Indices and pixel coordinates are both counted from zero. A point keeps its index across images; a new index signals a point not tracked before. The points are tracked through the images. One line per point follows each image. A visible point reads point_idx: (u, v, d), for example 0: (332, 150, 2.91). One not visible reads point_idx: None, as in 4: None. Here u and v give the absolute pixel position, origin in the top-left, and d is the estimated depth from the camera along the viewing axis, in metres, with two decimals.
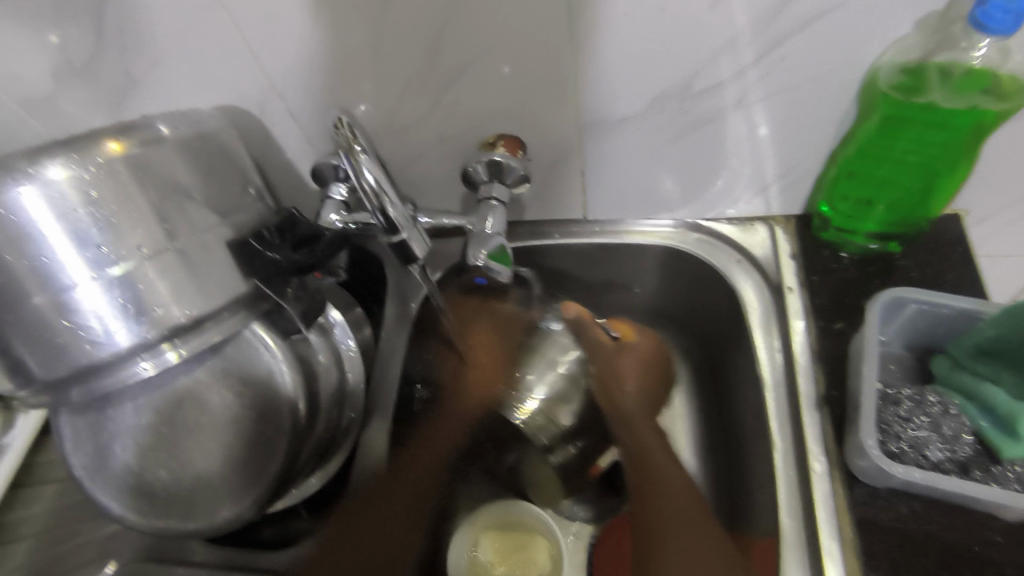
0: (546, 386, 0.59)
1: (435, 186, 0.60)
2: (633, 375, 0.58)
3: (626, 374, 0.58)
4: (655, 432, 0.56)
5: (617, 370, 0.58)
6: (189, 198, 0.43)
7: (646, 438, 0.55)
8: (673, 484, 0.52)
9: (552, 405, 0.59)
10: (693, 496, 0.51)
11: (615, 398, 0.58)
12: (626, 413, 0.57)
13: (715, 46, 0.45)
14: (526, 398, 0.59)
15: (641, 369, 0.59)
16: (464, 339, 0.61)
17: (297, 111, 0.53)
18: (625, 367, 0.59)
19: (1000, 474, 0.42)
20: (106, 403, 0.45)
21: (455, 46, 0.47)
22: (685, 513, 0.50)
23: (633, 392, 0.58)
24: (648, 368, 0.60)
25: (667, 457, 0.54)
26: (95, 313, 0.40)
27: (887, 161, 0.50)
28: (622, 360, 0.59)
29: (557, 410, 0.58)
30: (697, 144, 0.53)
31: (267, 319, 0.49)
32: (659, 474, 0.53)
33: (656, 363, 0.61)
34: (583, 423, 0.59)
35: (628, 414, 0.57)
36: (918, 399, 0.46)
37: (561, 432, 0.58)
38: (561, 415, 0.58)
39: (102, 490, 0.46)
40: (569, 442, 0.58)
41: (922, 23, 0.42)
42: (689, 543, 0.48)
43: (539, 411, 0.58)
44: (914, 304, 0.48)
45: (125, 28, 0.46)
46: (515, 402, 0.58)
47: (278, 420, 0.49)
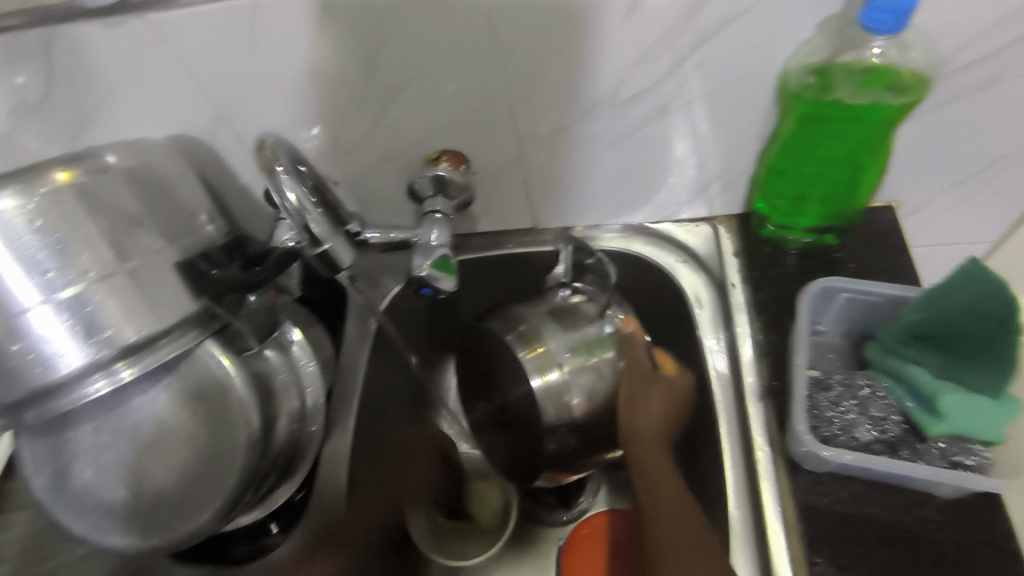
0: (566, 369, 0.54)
1: (388, 202, 0.62)
2: (660, 403, 0.52)
3: (655, 402, 0.52)
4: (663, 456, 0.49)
5: (648, 391, 0.53)
6: (136, 223, 0.45)
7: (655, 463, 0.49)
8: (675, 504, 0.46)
9: (571, 388, 0.54)
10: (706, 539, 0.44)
11: (636, 413, 0.52)
12: (640, 433, 0.51)
13: (635, 55, 0.47)
14: (547, 369, 0.54)
15: (668, 398, 0.53)
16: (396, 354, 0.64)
17: (247, 137, 0.55)
18: (656, 390, 0.53)
19: (925, 451, 0.44)
20: (66, 424, 0.47)
21: (391, 68, 0.49)
22: (684, 539, 0.44)
23: (656, 415, 0.52)
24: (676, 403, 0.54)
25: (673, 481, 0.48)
26: (46, 336, 0.42)
27: (811, 157, 0.52)
28: (661, 385, 0.53)
29: (572, 402, 0.54)
30: (634, 148, 0.56)
31: (222, 337, 0.50)
32: (668, 502, 0.46)
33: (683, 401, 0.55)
34: (590, 421, 0.54)
35: (642, 433, 0.51)
36: (848, 383, 0.47)
37: (568, 421, 0.54)
38: (578, 398, 0.54)
39: (65, 509, 0.48)
40: (568, 434, 0.54)
41: (824, 26, 0.44)
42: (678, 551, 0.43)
43: (553, 390, 0.53)
44: (843, 293, 0.51)
45: (73, 67, 0.48)
46: (540, 367, 0.54)
47: (232, 434, 0.50)
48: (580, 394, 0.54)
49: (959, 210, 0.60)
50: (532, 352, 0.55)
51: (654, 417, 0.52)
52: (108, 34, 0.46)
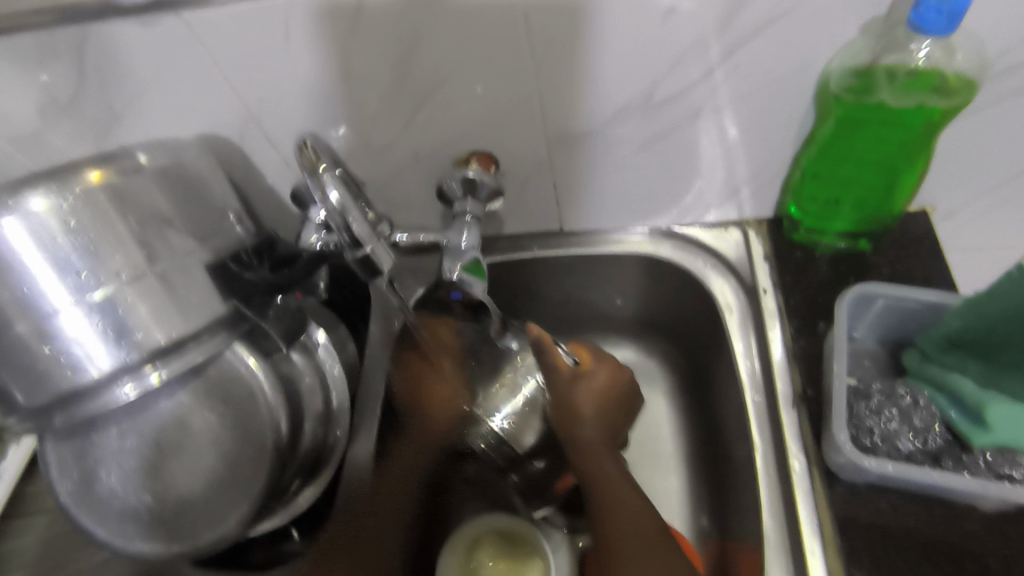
0: (512, 414, 0.57)
1: (415, 205, 0.61)
2: (590, 409, 0.56)
3: (584, 412, 0.56)
4: (611, 458, 0.55)
5: (574, 399, 0.56)
6: (167, 223, 0.44)
7: (603, 465, 0.54)
8: (632, 504, 0.52)
9: (518, 428, 0.57)
10: (659, 530, 0.51)
11: (570, 423, 0.55)
12: (579, 442, 0.55)
13: (673, 57, 0.46)
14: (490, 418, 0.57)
15: (599, 402, 0.57)
16: (435, 353, 0.60)
17: (274, 137, 0.54)
18: (580, 396, 0.56)
19: (970, 462, 0.43)
20: (92, 428, 0.46)
21: (424, 68, 0.48)
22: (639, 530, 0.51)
23: (588, 421, 0.56)
24: (604, 397, 0.58)
25: (625, 486, 0.53)
26: (77, 338, 0.41)
27: (848, 160, 0.51)
28: (585, 391, 0.57)
29: (522, 437, 0.57)
30: (664, 152, 0.55)
31: (250, 339, 0.51)
32: (618, 505, 0.52)
33: (612, 392, 0.59)
34: (547, 444, 0.57)
35: (586, 445, 0.55)
36: (888, 392, 0.46)
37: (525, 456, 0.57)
38: (524, 435, 0.57)
39: (88, 515, 0.46)
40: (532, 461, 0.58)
41: (868, 27, 0.43)
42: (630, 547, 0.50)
43: (504, 436, 0.57)
44: (882, 299, 0.50)
45: (104, 65, 0.47)
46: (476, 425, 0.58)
47: (262, 438, 0.50)
48: (524, 434, 0.57)
49: (994, 216, 0.59)
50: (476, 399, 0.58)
51: (592, 428, 0.55)
52: (140, 32, 0.46)
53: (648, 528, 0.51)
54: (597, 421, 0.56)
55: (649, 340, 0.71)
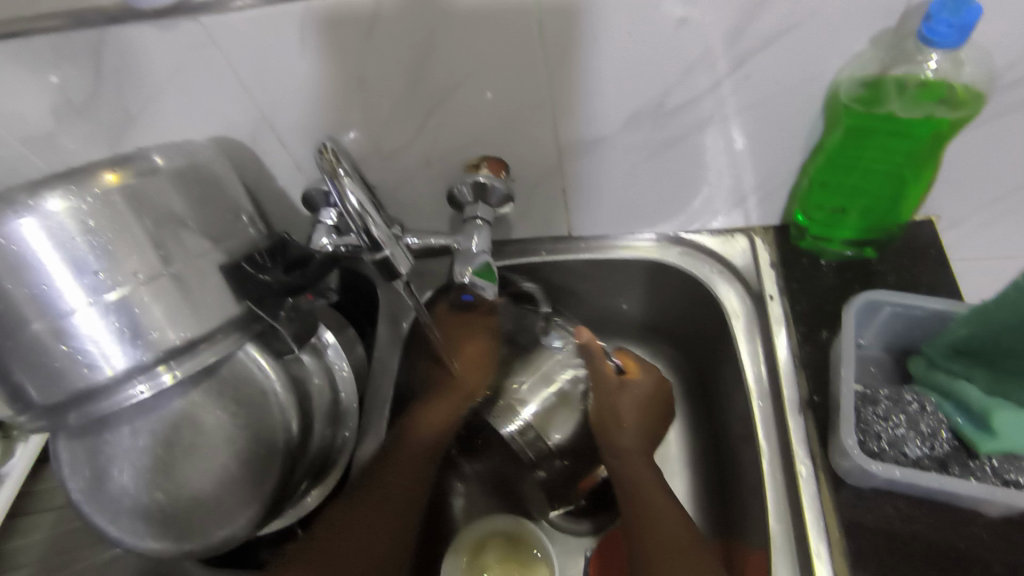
0: (542, 407, 0.56)
1: (424, 208, 0.62)
2: (632, 416, 0.56)
3: (627, 418, 0.56)
4: (649, 466, 0.54)
5: (617, 406, 0.56)
6: (182, 225, 0.45)
7: (641, 472, 0.54)
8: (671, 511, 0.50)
9: (549, 421, 0.56)
10: (691, 535, 0.49)
11: (612, 432, 0.56)
12: (620, 445, 0.55)
13: (684, 65, 0.47)
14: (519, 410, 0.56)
15: (641, 409, 0.57)
16: (449, 352, 0.60)
17: (287, 139, 0.55)
18: (623, 405, 0.56)
19: (977, 468, 0.43)
20: (104, 427, 0.46)
21: (438, 74, 0.49)
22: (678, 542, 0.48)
23: (632, 431, 0.56)
24: (648, 409, 0.57)
25: (656, 491, 0.52)
26: (92, 338, 0.42)
27: (856, 169, 0.51)
28: (629, 397, 0.57)
29: (549, 430, 0.56)
30: (673, 160, 0.55)
31: (262, 341, 0.52)
32: (655, 511, 0.50)
33: (656, 402, 0.58)
34: (573, 444, 0.57)
35: (624, 451, 0.55)
36: (895, 398, 0.47)
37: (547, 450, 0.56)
38: (553, 429, 0.56)
39: (101, 513, 0.47)
40: (556, 458, 0.56)
41: (878, 39, 0.44)
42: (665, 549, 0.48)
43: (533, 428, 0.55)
44: (888, 307, 0.50)
45: (121, 67, 0.48)
46: (505, 413, 0.56)
47: (272, 439, 0.51)
48: (553, 427, 0.56)
49: (999, 225, 0.60)
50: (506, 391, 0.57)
51: (632, 431, 0.56)
52: (157, 36, 0.46)
53: (681, 533, 0.48)
54: (638, 426, 0.56)
55: (655, 344, 0.72)
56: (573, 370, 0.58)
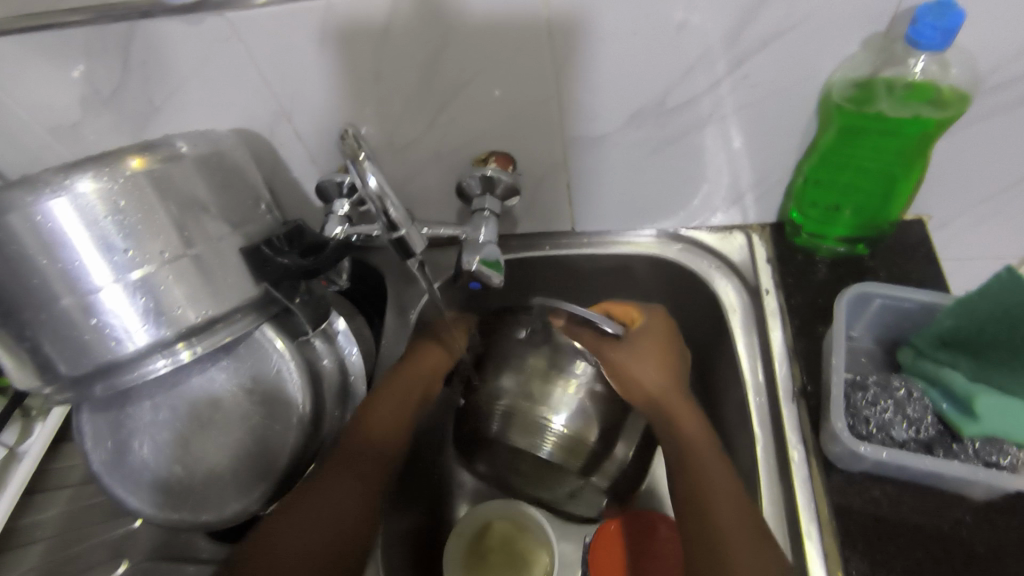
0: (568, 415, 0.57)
1: (434, 201, 0.64)
2: (648, 362, 0.56)
3: (651, 361, 0.56)
4: (695, 424, 0.53)
5: (625, 354, 0.57)
6: (205, 210, 0.47)
7: (693, 435, 0.52)
8: (727, 491, 0.47)
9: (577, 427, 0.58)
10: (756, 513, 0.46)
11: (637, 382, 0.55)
12: (665, 403, 0.54)
13: (684, 66, 0.49)
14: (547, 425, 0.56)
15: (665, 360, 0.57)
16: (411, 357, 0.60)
17: (304, 133, 0.57)
18: (632, 355, 0.56)
19: (960, 451, 0.45)
20: (126, 401, 0.49)
21: (449, 70, 0.51)
22: (743, 525, 0.45)
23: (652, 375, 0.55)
24: (661, 353, 0.57)
25: (723, 472, 0.49)
26: (117, 313, 0.44)
27: (848, 168, 0.54)
28: (636, 347, 0.57)
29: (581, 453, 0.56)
30: (674, 157, 0.58)
31: (277, 322, 0.53)
32: (716, 505, 0.47)
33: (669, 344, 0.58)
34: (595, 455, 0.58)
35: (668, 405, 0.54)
36: (884, 384, 0.48)
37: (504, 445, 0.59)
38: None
39: (118, 486, 0.49)
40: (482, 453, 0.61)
41: (869, 42, 0.46)
42: (721, 498, 0.47)
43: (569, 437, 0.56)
44: (878, 299, 0.52)
45: (148, 59, 0.50)
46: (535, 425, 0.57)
47: (286, 416, 0.51)
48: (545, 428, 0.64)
49: (987, 225, 0.62)
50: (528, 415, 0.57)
51: (648, 376, 0.55)
52: (184, 30, 0.48)
53: (743, 500, 0.47)
54: (655, 373, 0.56)
55: None
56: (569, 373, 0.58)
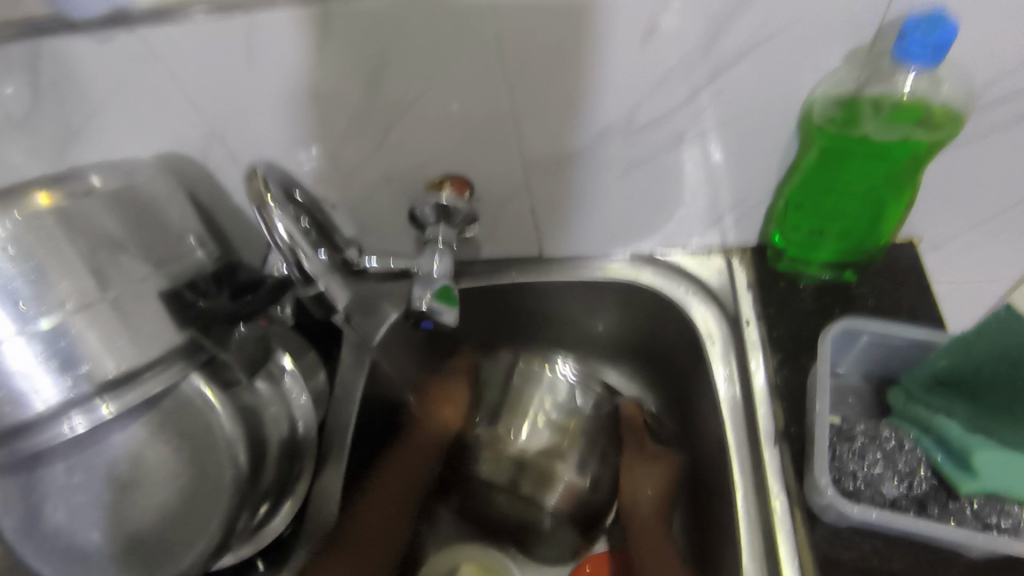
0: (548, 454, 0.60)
1: (390, 226, 0.60)
2: (655, 482, 0.60)
3: (658, 483, 0.60)
4: (665, 536, 0.57)
5: (643, 473, 0.60)
6: (121, 249, 0.42)
7: (658, 546, 0.57)
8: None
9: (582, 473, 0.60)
10: None
11: (633, 502, 0.60)
12: (637, 518, 0.59)
13: (652, 81, 0.45)
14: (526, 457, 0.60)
15: (668, 472, 0.60)
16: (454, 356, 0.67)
17: (242, 157, 0.52)
18: (642, 475, 0.60)
19: (956, 510, 0.41)
20: (36, 462, 0.44)
21: (394, 89, 0.46)
22: None
23: (648, 497, 0.59)
24: (667, 479, 0.60)
25: (669, 564, 0.55)
26: (20, 371, 0.39)
27: (832, 191, 0.49)
28: (651, 462, 0.61)
29: (555, 466, 0.60)
30: (646, 178, 0.53)
31: (208, 371, 0.49)
32: None
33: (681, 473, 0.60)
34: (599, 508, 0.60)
35: (642, 516, 0.59)
36: (873, 434, 0.44)
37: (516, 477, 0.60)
38: (571, 477, 0.60)
39: (30, 554, 0.44)
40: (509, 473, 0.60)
41: (853, 56, 0.42)
42: None
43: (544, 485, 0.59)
44: (867, 335, 0.48)
45: (59, 80, 0.45)
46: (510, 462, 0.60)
47: (218, 473, 0.48)
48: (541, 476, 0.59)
49: (984, 247, 0.58)
50: (502, 442, 0.61)
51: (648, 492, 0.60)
52: (94, 49, 0.43)
53: None
54: (653, 484, 0.60)
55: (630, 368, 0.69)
56: (551, 399, 0.64)
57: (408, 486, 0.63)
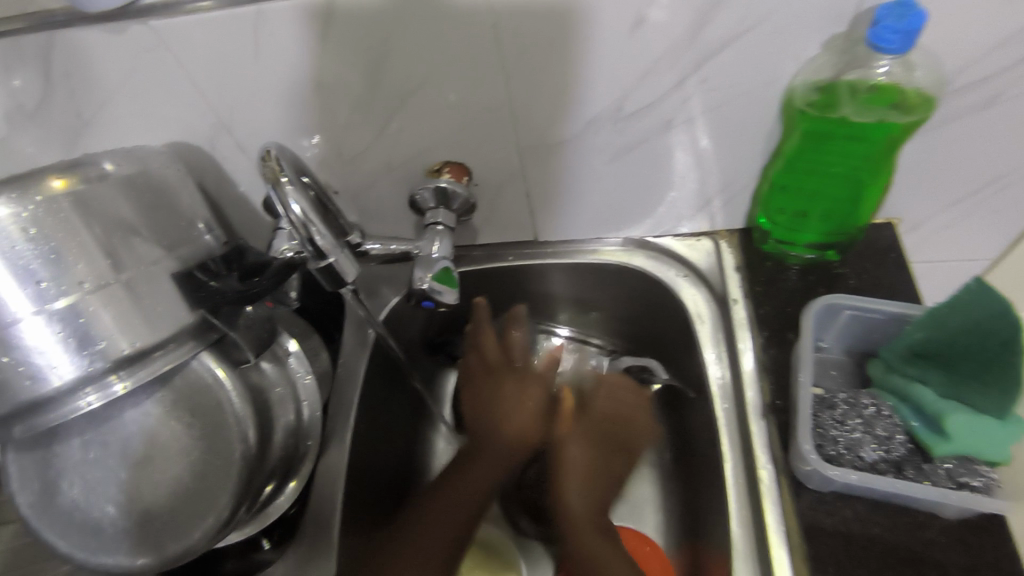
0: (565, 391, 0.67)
1: (391, 213, 0.62)
2: (584, 467, 0.52)
3: (586, 467, 0.52)
4: (597, 535, 0.50)
5: (576, 459, 0.53)
6: (135, 232, 0.44)
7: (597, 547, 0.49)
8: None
9: None
10: None
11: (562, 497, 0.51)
12: (569, 517, 0.51)
13: (641, 71, 0.47)
14: None
15: (593, 454, 0.53)
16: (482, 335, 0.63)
17: (247, 146, 0.54)
18: (570, 459, 0.52)
19: (931, 472, 0.43)
20: (53, 439, 0.46)
21: (394, 77, 0.48)
22: None
23: (575, 487, 0.52)
24: (594, 462, 0.53)
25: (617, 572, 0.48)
26: (38, 348, 0.41)
27: (814, 175, 0.52)
28: (584, 444, 0.53)
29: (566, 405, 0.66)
30: (637, 164, 0.55)
31: (217, 349, 0.50)
32: None
33: (608, 449, 0.55)
34: None
35: (574, 514, 0.51)
36: (853, 402, 0.47)
37: None
38: None
39: (47, 528, 0.46)
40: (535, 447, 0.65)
41: (830, 43, 0.44)
42: None
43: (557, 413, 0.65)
44: (847, 310, 0.51)
45: (72, 71, 0.47)
46: None
47: (227, 451, 0.49)
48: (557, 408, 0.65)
49: (962, 227, 0.60)
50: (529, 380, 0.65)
51: (586, 492, 0.52)
52: (106, 40, 0.45)
53: None
54: (591, 482, 0.52)
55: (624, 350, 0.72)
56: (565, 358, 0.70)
57: (472, 481, 0.55)
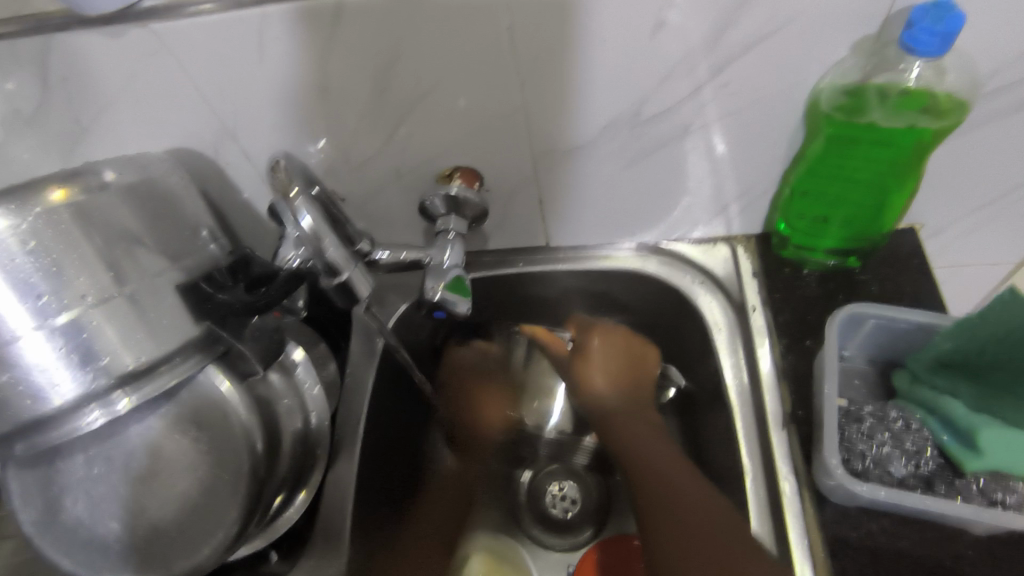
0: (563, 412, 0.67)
1: (399, 219, 0.60)
2: (604, 370, 0.59)
3: (618, 369, 0.59)
4: (650, 442, 0.53)
5: (588, 361, 0.59)
6: (138, 244, 0.43)
7: (644, 446, 0.52)
8: (684, 495, 0.47)
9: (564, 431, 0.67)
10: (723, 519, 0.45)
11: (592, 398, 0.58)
12: (607, 408, 0.57)
13: (659, 75, 0.45)
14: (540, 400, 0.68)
15: (617, 355, 0.60)
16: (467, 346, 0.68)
17: (252, 151, 0.53)
18: (591, 361, 0.59)
19: (964, 488, 0.42)
20: (56, 455, 0.44)
21: (405, 82, 0.47)
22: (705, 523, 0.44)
23: (603, 385, 0.58)
24: (618, 361, 0.59)
25: (672, 476, 0.49)
26: (39, 365, 0.39)
27: (838, 180, 0.50)
28: (605, 359, 0.59)
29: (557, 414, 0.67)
30: (653, 169, 0.54)
31: (224, 362, 0.49)
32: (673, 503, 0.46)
33: (627, 356, 0.60)
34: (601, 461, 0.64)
35: (610, 408, 0.57)
36: (880, 415, 0.46)
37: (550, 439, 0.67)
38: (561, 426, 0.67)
39: (49, 547, 0.44)
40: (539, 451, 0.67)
41: (858, 45, 0.43)
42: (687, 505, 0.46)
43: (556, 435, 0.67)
44: (873, 319, 0.49)
45: (70, 75, 0.45)
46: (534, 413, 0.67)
47: (234, 466, 0.47)
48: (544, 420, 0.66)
49: (984, 231, 0.59)
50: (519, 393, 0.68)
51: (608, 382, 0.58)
52: (107, 44, 0.44)
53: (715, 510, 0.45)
54: (610, 370, 0.59)
55: None
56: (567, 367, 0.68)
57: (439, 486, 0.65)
